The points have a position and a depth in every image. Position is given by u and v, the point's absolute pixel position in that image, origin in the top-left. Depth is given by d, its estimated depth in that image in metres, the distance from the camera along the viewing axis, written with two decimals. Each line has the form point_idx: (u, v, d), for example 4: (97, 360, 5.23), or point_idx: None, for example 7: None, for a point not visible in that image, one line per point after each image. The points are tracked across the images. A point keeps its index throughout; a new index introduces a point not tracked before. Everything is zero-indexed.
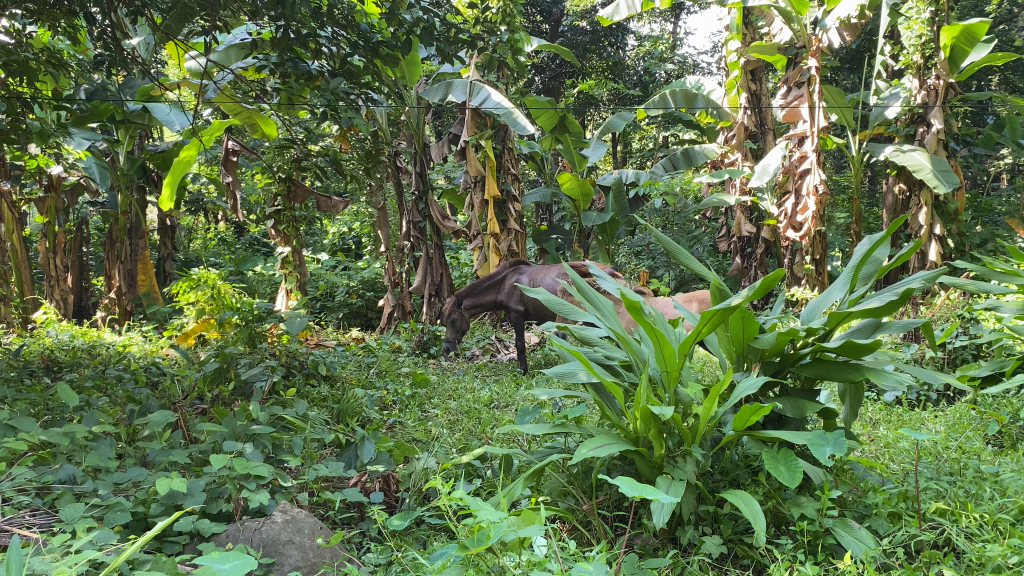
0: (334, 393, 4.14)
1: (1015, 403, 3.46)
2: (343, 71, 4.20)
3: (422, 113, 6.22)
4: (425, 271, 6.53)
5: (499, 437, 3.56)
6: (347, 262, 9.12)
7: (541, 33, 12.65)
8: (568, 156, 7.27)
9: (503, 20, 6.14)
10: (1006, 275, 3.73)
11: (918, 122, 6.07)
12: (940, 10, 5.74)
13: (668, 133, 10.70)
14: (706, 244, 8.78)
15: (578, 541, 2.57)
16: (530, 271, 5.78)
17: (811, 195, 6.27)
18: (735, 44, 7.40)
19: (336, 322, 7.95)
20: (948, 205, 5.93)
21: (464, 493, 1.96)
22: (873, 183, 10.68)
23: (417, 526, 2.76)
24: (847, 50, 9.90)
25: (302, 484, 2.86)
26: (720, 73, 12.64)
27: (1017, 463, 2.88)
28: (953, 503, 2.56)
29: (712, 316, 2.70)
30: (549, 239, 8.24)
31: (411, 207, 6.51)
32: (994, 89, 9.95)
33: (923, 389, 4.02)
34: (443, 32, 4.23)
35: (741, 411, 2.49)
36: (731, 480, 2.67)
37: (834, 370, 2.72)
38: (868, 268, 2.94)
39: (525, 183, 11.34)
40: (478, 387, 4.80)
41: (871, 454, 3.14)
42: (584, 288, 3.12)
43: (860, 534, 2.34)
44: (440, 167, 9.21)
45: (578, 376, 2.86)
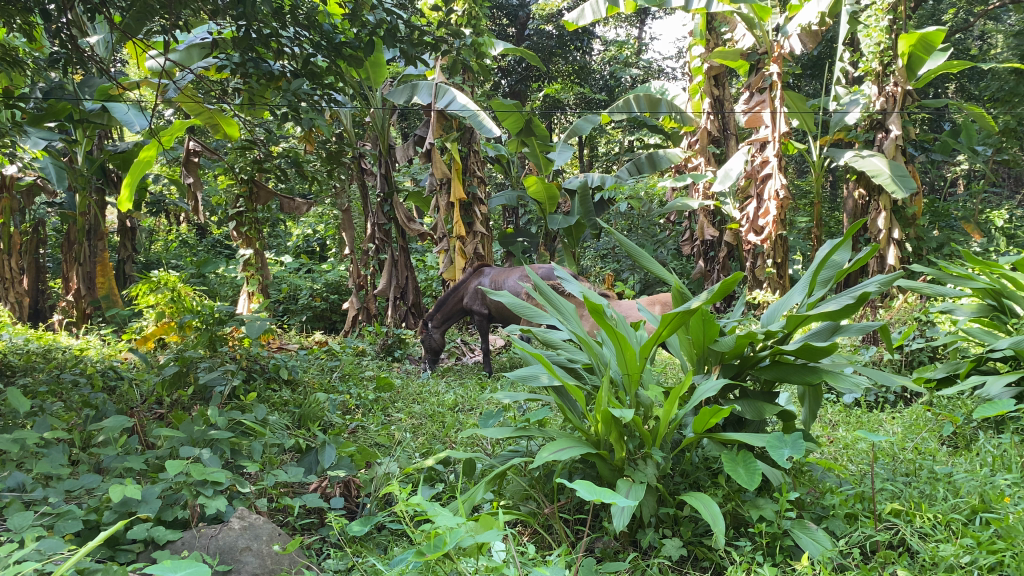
0: (295, 397, 4.11)
1: (970, 404, 3.51)
2: (305, 71, 4.17)
3: (386, 115, 6.17)
4: (390, 274, 6.45)
5: (462, 441, 3.55)
6: (310, 265, 9.03)
7: (508, 36, 12.64)
8: (534, 159, 7.28)
9: (468, 22, 6.12)
10: (962, 278, 3.80)
11: (878, 128, 6.16)
12: (899, 17, 5.82)
13: (633, 137, 10.76)
14: (671, 248, 8.83)
15: (539, 545, 2.57)
16: (491, 273, 5.80)
17: (772, 200, 6.36)
18: (699, 49, 7.49)
19: (300, 325, 7.87)
20: (906, 209, 6.02)
21: (422, 499, 1.94)
22: (834, 189, 10.83)
23: (378, 532, 2.74)
24: (808, 56, 10.04)
25: (260, 489, 2.83)
26: (684, 78, 12.76)
27: (970, 464, 2.93)
28: (908, 504, 2.60)
29: (672, 319, 2.70)
30: (515, 242, 8.24)
31: (377, 208, 6.45)
32: (950, 95, 10.16)
33: (881, 391, 4.07)
34: (407, 34, 4.20)
35: (701, 414, 2.50)
36: (691, 482, 2.69)
37: (793, 373, 2.75)
38: (828, 271, 2.97)
39: (492, 186, 11.34)
40: (443, 391, 4.78)
41: (829, 454, 3.18)
42: (546, 291, 3.11)
43: (817, 535, 2.37)
44: (406, 169, 9.16)
45: (540, 379, 2.85)
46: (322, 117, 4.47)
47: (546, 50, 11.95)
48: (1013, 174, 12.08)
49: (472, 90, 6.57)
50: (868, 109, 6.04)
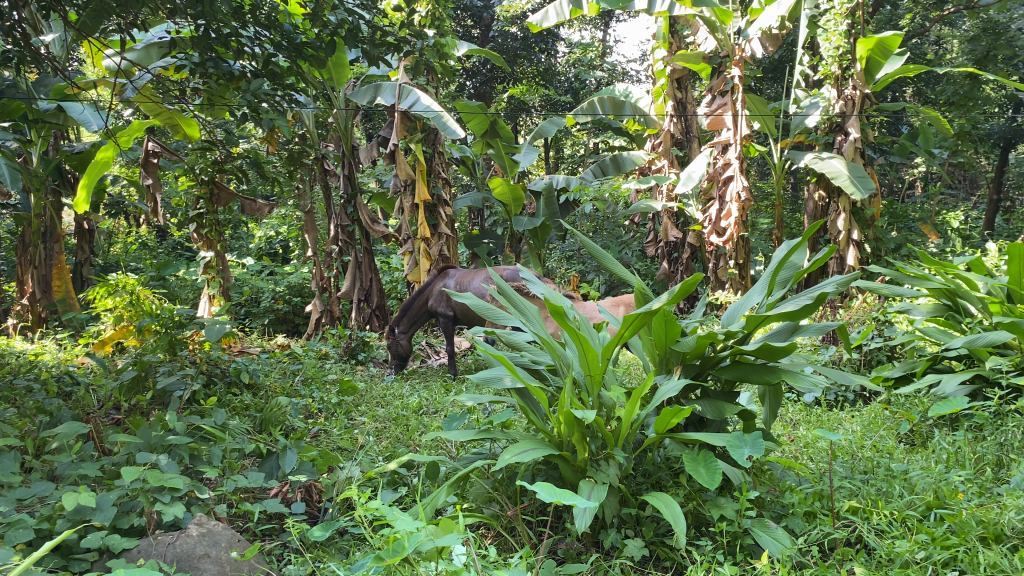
0: (257, 401, 4.06)
1: (927, 402, 3.57)
2: (266, 71, 4.12)
3: (349, 116, 6.12)
4: (354, 276, 6.39)
5: (426, 445, 3.53)
6: (273, 267, 8.94)
7: (472, 38, 12.62)
8: (500, 161, 7.28)
9: (432, 24, 6.10)
10: (918, 278, 3.88)
11: (837, 131, 6.18)
12: (857, 22, 5.92)
13: (598, 139, 10.81)
14: (636, 249, 8.87)
15: (501, 547, 2.56)
16: (456, 275, 5.80)
17: (734, 202, 6.42)
18: (662, 52, 7.55)
19: (262, 328, 7.79)
20: (864, 211, 6.12)
21: (381, 503, 1.93)
22: (796, 191, 10.97)
23: (340, 537, 2.71)
24: (769, 59, 10.16)
25: (220, 495, 2.79)
26: (648, 80, 12.85)
27: (925, 461, 2.98)
28: (866, 501, 2.63)
29: (634, 320, 2.72)
30: (481, 243, 8.22)
31: (340, 210, 6.38)
32: (908, 99, 10.33)
33: (840, 390, 4.13)
34: (370, 34, 4.18)
35: (662, 414, 2.51)
36: (653, 482, 2.70)
37: (752, 373, 2.78)
38: (787, 272, 3.01)
39: (457, 188, 11.32)
40: (407, 394, 4.75)
41: (790, 453, 3.22)
42: (509, 293, 3.11)
43: (777, 533, 2.39)
44: (371, 170, 9.11)
45: (503, 380, 2.84)
46: (282, 117, 4.43)
47: (510, 52, 11.97)
48: (969, 176, 12.34)
49: (437, 91, 6.53)
50: (828, 111, 6.11)
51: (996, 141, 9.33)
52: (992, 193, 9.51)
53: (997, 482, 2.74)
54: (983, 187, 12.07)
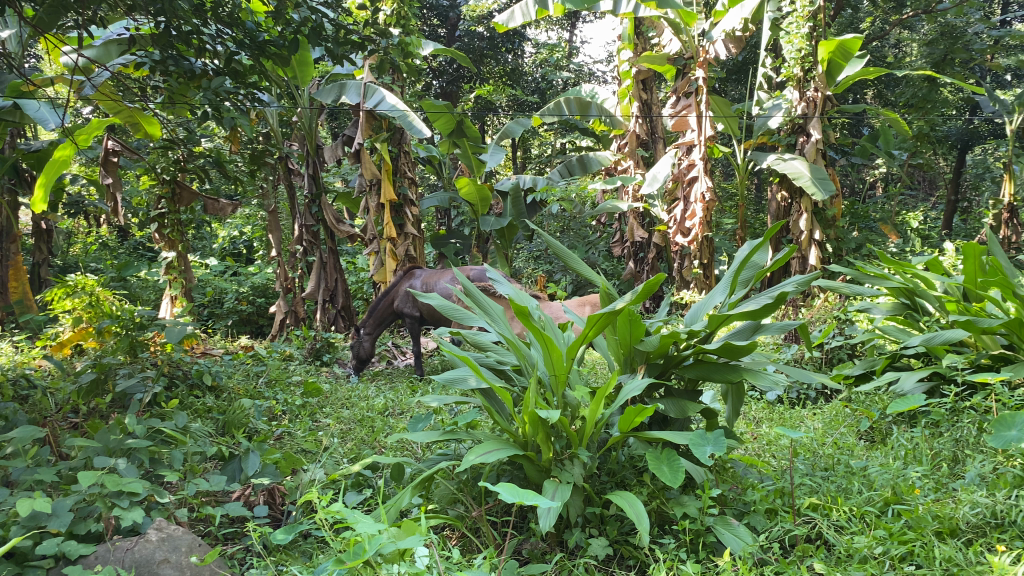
0: (219, 404, 4.01)
1: (886, 400, 3.63)
2: (228, 70, 4.07)
3: (314, 115, 6.07)
4: (319, 277, 6.31)
5: (391, 446, 3.51)
6: (237, 267, 8.83)
7: (439, 37, 12.57)
8: (466, 161, 7.26)
9: (397, 23, 6.07)
10: (877, 277, 3.94)
11: (799, 132, 6.25)
12: (818, 25, 5.99)
13: (565, 140, 10.84)
14: (602, 249, 8.91)
15: (466, 548, 2.55)
16: (422, 276, 5.77)
17: (698, 202, 6.48)
18: (627, 54, 7.59)
19: (225, 329, 7.69)
20: (826, 211, 6.20)
21: (342, 505, 1.91)
22: (759, 191, 11.09)
23: (304, 539, 2.68)
24: (733, 62, 10.27)
25: (181, 499, 2.75)
26: (614, 81, 12.93)
27: (883, 458, 3.03)
28: (825, 498, 2.67)
29: (599, 320, 2.73)
30: (447, 243, 8.19)
31: (304, 209, 6.30)
32: (868, 101, 10.50)
33: (802, 388, 4.18)
34: (333, 33, 4.15)
35: (626, 413, 2.52)
36: (617, 481, 2.71)
37: (715, 372, 2.81)
38: (749, 272, 3.04)
39: (424, 188, 11.28)
40: (373, 395, 4.72)
41: (752, 451, 3.25)
42: (473, 293, 3.10)
43: (738, 531, 2.42)
44: (336, 170, 9.04)
45: (467, 381, 2.83)
46: (244, 117, 4.38)
47: (476, 52, 11.97)
48: (927, 178, 12.59)
49: (402, 90, 6.50)
50: (790, 113, 6.18)
51: (953, 142, 9.53)
52: (950, 194, 9.71)
53: (953, 477, 2.79)
54: (941, 188, 12.32)
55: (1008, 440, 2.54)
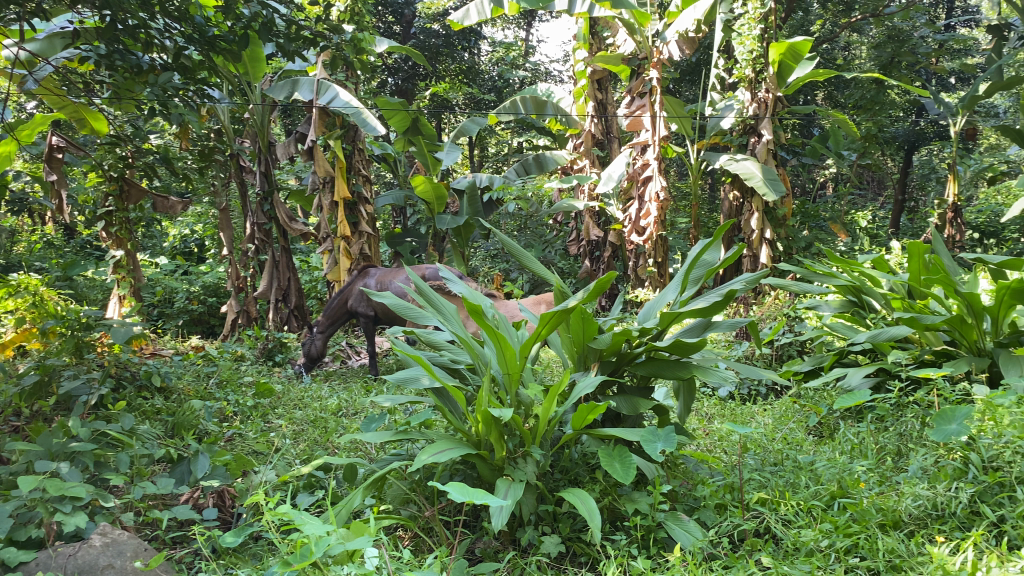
0: (168, 405, 3.93)
1: (834, 395, 3.69)
2: (177, 65, 3.98)
3: (266, 111, 5.98)
4: (271, 275, 6.22)
5: (344, 446, 3.48)
6: (188, 266, 8.67)
7: (394, 34, 12.50)
8: (421, 158, 7.23)
9: (351, 20, 6.02)
10: (825, 276, 4.02)
11: (750, 133, 6.33)
12: (769, 27, 6.08)
13: (521, 138, 10.85)
14: (558, 248, 8.95)
15: (418, 548, 2.54)
16: (376, 275, 5.72)
17: (653, 201, 6.53)
18: (582, 53, 7.60)
19: (176, 329, 7.56)
20: (777, 211, 6.30)
21: (288, 507, 1.89)
22: (713, 191, 11.23)
23: (254, 542, 2.65)
24: (687, 62, 10.39)
25: (127, 503, 2.69)
26: (571, 81, 12.98)
27: (830, 452, 3.09)
28: (774, 493, 2.71)
29: (551, 318, 2.73)
30: (403, 242, 8.15)
31: (256, 208, 6.20)
32: (818, 102, 10.71)
33: (753, 385, 4.25)
34: (284, 29, 4.10)
35: (579, 411, 2.54)
36: (571, 478, 2.72)
37: (666, 369, 2.84)
38: (700, 270, 3.07)
39: (380, 185, 11.20)
40: (326, 396, 4.67)
41: (704, 447, 3.29)
42: (426, 291, 3.08)
43: (689, 526, 2.44)
44: (290, 167, 8.92)
45: (420, 380, 2.81)
46: (193, 113, 4.30)
47: (432, 49, 11.91)
48: (875, 177, 12.86)
49: (356, 87, 6.44)
50: (742, 113, 6.25)
51: (900, 143, 9.77)
52: (897, 194, 9.94)
53: (896, 470, 2.85)
54: (889, 188, 12.60)
55: (948, 433, 2.59)
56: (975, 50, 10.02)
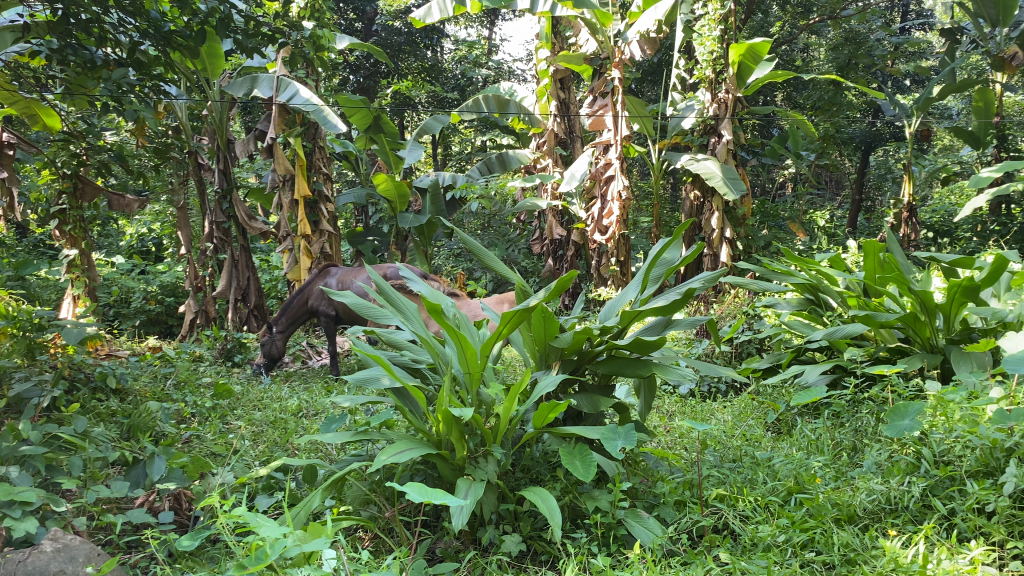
0: (124, 406, 3.86)
1: (791, 392, 3.75)
2: (132, 60, 3.91)
3: (225, 108, 5.90)
4: (230, 275, 6.13)
5: (304, 447, 3.45)
6: (145, 265, 8.52)
7: (355, 31, 12.42)
8: (383, 157, 7.18)
9: (310, 17, 5.96)
10: (783, 275, 4.08)
11: (710, 133, 6.39)
12: (728, 28, 6.15)
13: (485, 137, 10.84)
14: (522, 247, 8.97)
15: (378, 549, 2.52)
16: (338, 274, 5.67)
17: (615, 201, 6.56)
18: (545, 52, 7.61)
19: (133, 330, 7.43)
20: (737, 210, 6.36)
21: (243, 510, 1.87)
22: (675, 190, 11.34)
23: (211, 545, 2.61)
24: (648, 63, 10.48)
25: (79, 507, 2.63)
26: (534, 80, 13.01)
27: (787, 448, 3.13)
28: (732, 489, 2.74)
29: (512, 317, 2.73)
30: (365, 241, 8.10)
31: (214, 206, 6.10)
32: (778, 103, 10.87)
33: (713, 382, 4.29)
34: (241, 25, 4.05)
35: (540, 409, 2.54)
36: (532, 477, 2.73)
37: (626, 367, 2.86)
38: (660, 269, 3.09)
39: (342, 184, 11.12)
40: (286, 396, 4.62)
41: (665, 444, 3.31)
42: (386, 290, 3.05)
43: (649, 523, 2.46)
44: (250, 165, 8.81)
45: (380, 380, 2.79)
46: (149, 109, 4.22)
47: (394, 46, 11.86)
48: (834, 178, 13.10)
49: (316, 84, 6.37)
50: (703, 114, 6.31)
51: (858, 143, 9.94)
52: (854, 193, 10.11)
53: (852, 466, 2.90)
54: (846, 188, 12.83)
55: (901, 429, 2.64)
56: (929, 54, 10.24)
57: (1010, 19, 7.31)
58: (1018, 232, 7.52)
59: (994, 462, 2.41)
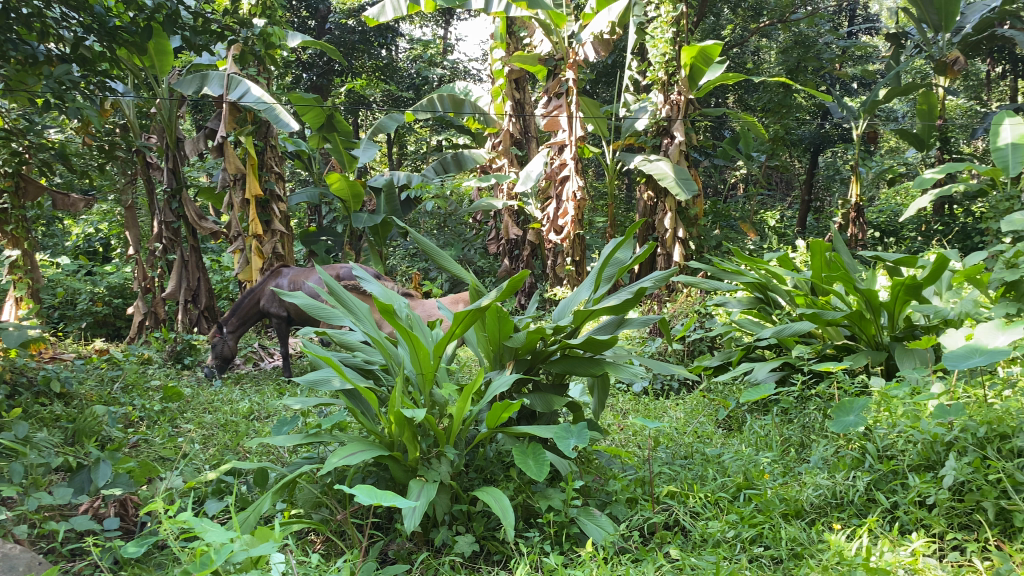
0: (68, 411, 3.76)
1: (742, 389, 3.81)
2: (76, 56, 3.82)
3: (174, 106, 5.79)
4: (180, 276, 6.02)
5: (255, 451, 3.40)
6: (92, 266, 8.32)
7: (308, 29, 12.30)
8: (337, 156, 7.11)
9: (260, 14, 5.88)
10: (733, 274, 4.14)
11: (663, 134, 6.46)
12: (680, 30, 6.21)
13: (440, 136, 10.82)
14: (478, 247, 8.96)
15: (330, 552, 2.50)
16: (290, 274, 5.60)
17: (570, 201, 6.60)
18: (500, 52, 7.61)
19: (79, 332, 7.25)
20: (689, 210, 6.43)
21: (188, 515, 1.85)
22: (629, 190, 11.45)
23: (158, 551, 2.56)
24: (602, 64, 10.56)
25: (20, 516, 2.55)
26: (490, 80, 13.02)
27: (737, 445, 3.18)
28: (683, 485, 2.77)
29: (465, 316, 2.72)
30: (319, 240, 8.02)
31: (163, 206, 5.98)
32: (730, 105, 11.04)
33: (666, 380, 4.34)
34: (189, 21, 3.98)
35: (493, 409, 2.54)
36: (486, 477, 2.72)
37: (579, 366, 2.88)
38: (612, 268, 3.11)
39: (295, 183, 10.99)
40: (237, 399, 4.55)
41: (618, 441, 3.34)
42: (338, 291, 3.02)
43: (601, 521, 2.48)
44: (201, 163, 8.66)
45: (331, 382, 2.76)
46: (94, 107, 4.12)
47: (348, 45, 11.78)
48: (784, 179, 13.34)
49: (268, 83, 6.28)
50: (656, 116, 6.36)
51: (807, 145, 10.12)
52: (803, 194, 10.30)
53: (799, 461, 2.96)
54: (796, 188, 13.09)
55: (846, 424, 2.70)
56: (874, 58, 10.48)
57: (951, 25, 7.51)
58: (959, 232, 7.75)
59: (935, 456, 2.48)
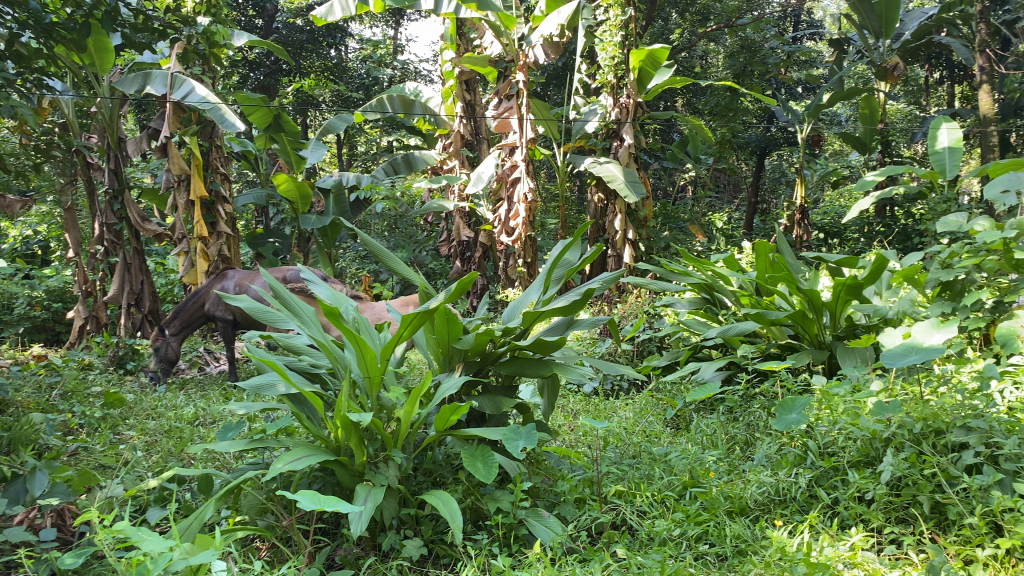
0: (3, 419, 3.64)
1: (690, 388, 3.86)
2: (10, 53, 3.70)
3: (115, 105, 5.65)
4: (122, 279, 5.91)
5: (199, 457, 3.32)
6: (30, 269, 8.07)
7: (254, 28, 12.11)
8: (285, 156, 7.02)
9: (204, 12, 5.77)
10: (680, 275, 4.19)
11: (613, 137, 6.51)
12: (629, 34, 6.27)
13: (391, 138, 10.75)
14: (429, 249, 8.92)
15: (275, 558, 2.46)
16: (236, 277, 5.51)
17: (521, 203, 6.60)
18: (450, 54, 7.59)
19: (16, 337, 7.02)
20: (639, 212, 6.49)
21: (125, 525, 1.80)
22: (580, 192, 11.52)
23: (97, 562, 2.49)
24: (553, 67, 10.61)
25: None
26: (440, 81, 13.00)
27: (684, 444, 3.22)
28: (630, 485, 2.80)
29: (413, 319, 2.70)
30: (266, 242, 7.90)
31: (105, 207, 5.82)
32: (678, 108, 11.19)
33: (615, 381, 4.37)
34: (129, 18, 3.88)
35: (441, 412, 2.53)
36: (435, 480, 2.70)
37: (528, 367, 2.89)
38: (561, 270, 3.11)
39: (242, 184, 10.81)
40: (182, 404, 4.46)
41: (567, 442, 3.35)
42: (283, 294, 2.97)
43: (549, 522, 2.49)
44: (144, 164, 8.47)
45: (276, 387, 2.71)
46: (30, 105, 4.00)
47: (296, 44, 11.64)
48: (732, 181, 13.57)
49: (213, 82, 6.16)
50: (605, 118, 6.40)
51: (753, 149, 10.30)
52: (750, 196, 10.47)
53: (743, 459, 3.01)
54: (743, 191, 13.32)
55: (789, 422, 2.74)
56: (818, 63, 10.71)
57: (891, 32, 7.70)
58: (901, 233, 7.96)
59: (874, 451, 2.54)
